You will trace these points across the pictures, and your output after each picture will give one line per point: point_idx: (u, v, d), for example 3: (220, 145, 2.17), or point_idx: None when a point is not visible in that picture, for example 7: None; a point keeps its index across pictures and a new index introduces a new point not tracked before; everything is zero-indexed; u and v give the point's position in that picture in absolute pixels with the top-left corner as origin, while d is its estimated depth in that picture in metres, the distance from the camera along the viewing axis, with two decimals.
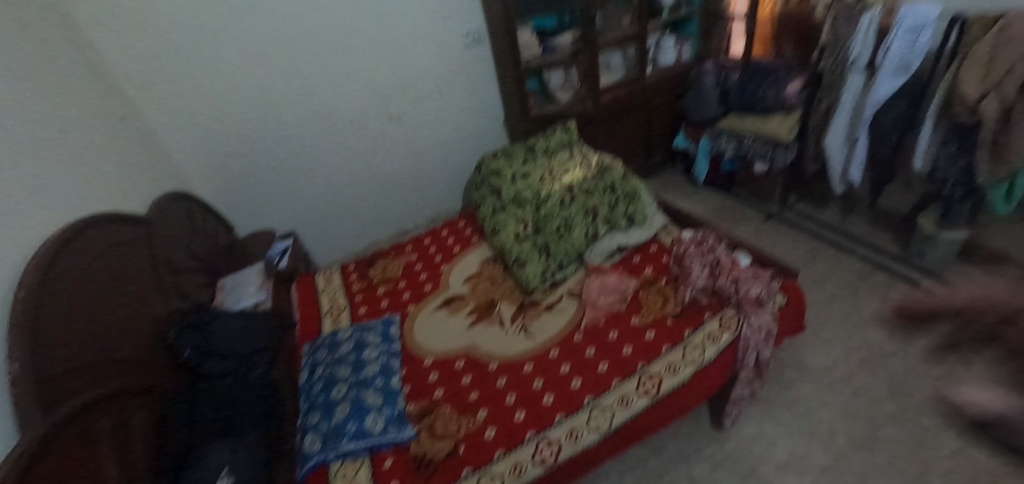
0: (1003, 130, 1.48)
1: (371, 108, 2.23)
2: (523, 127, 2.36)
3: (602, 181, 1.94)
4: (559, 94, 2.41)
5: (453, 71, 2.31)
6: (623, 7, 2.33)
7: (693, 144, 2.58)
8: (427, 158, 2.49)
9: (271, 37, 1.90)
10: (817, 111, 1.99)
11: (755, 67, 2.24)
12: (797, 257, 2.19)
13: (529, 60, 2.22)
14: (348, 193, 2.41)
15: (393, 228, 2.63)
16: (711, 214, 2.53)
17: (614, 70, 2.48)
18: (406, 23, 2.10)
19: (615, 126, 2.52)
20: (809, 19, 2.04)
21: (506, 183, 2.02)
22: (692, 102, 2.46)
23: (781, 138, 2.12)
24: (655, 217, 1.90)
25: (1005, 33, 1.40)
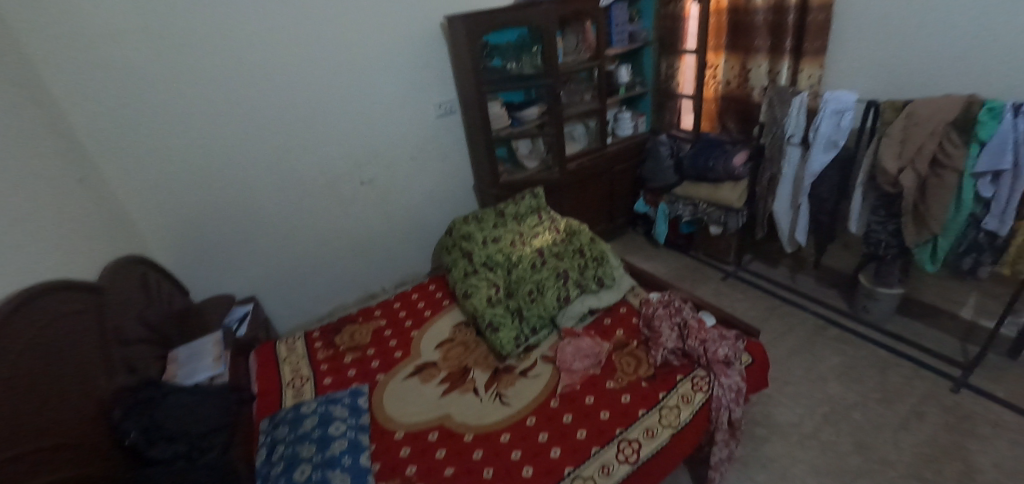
0: (923, 200, 1.67)
1: (344, 173, 2.26)
2: (493, 192, 2.44)
3: (571, 245, 2.01)
4: (527, 162, 2.53)
5: (426, 140, 2.40)
6: (584, 84, 2.54)
7: (653, 209, 2.74)
8: (398, 221, 2.51)
9: (248, 105, 1.93)
10: (762, 180, 2.18)
11: (704, 140, 2.45)
12: (756, 314, 2.29)
13: (499, 131, 2.34)
14: (315, 257, 2.37)
15: (361, 291, 2.59)
16: (673, 274, 2.64)
17: (577, 140, 2.64)
18: (381, 95, 2.20)
19: (580, 191, 2.65)
20: (749, 99, 2.30)
21: (478, 247, 2.06)
22: (650, 170, 2.65)
23: (731, 204, 2.31)
24: (623, 279, 1.96)
25: (913, 117, 1.62)
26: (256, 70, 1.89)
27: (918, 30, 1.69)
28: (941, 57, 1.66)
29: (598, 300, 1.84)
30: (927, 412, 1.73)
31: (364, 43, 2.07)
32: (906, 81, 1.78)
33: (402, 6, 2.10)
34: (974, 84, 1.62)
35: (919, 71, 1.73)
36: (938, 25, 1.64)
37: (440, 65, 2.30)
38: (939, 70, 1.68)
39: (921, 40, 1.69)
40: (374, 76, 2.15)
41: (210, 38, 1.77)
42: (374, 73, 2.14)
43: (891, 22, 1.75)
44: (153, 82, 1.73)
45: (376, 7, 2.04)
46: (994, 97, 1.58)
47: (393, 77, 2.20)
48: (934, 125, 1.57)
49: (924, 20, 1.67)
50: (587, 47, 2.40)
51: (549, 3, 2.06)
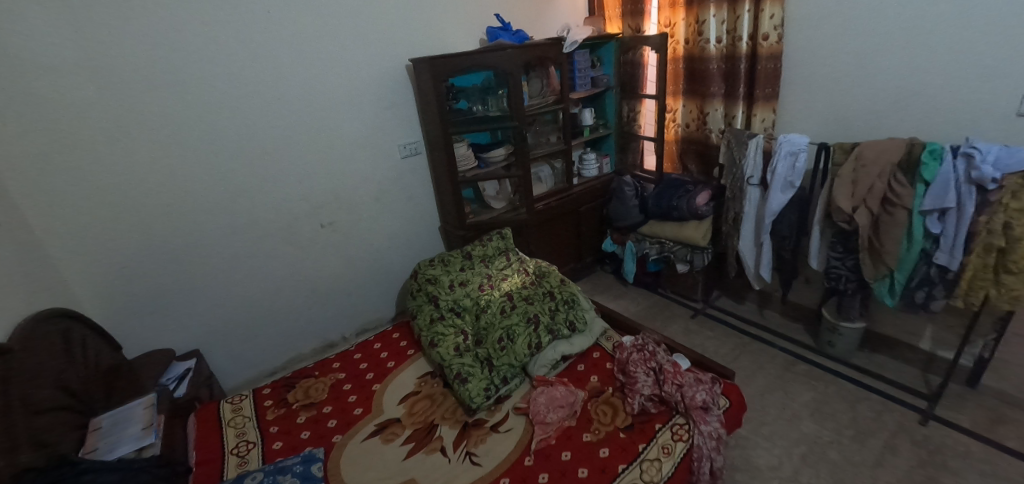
0: (877, 236, 1.72)
1: (303, 216, 2.15)
2: (459, 233, 2.38)
3: (541, 288, 1.96)
4: (493, 202, 2.50)
5: (390, 181, 2.34)
6: (549, 126, 2.58)
7: (620, 247, 2.74)
8: (358, 265, 2.38)
9: (200, 145, 1.82)
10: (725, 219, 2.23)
11: (667, 181, 2.51)
12: (727, 351, 2.26)
13: (465, 172, 2.30)
14: (267, 305, 2.20)
15: (318, 341, 2.41)
16: (643, 312, 2.61)
17: (544, 181, 2.65)
18: (345, 137, 2.15)
19: (548, 231, 2.62)
20: (707, 141, 2.38)
21: (444, 293, 1.99)
22: (617, 210, 2.67)
23: (697, 243, 2.34)
24: (595, 322, 1.89)
25: (861, 159, 1.70)
26: (210, 109, 1.80)
27: (859, 79, 1.81)
28: (882, 103, 1.77)
29: (570, 346, 1.75)
30: (900, 447, 1.72)
31: (326, 84, 2.03)
32: (853, 125, 1.88)
33: (367, 48, 2.08)
34: (914, 128, 1.72)
35: (863, 116, 1.83)
36: (877, 74, 1.75)
37: (406, 107, 2.28)
38: (882, 114, 1.78)
39: (863, 88, 1.80)
40: (336, 118, 2.10)
41: (161, 76, 1.68)
42: (337, 114, 2.10)
43: (834, 71, 1.87)
44: (94, 120, 1.61)
45: (340, 50, 2.02)
46: (932, 140, 1.69)
47: (357, 119, 2.15)
48: (882, 167, 1.65)
49: (864, 69, 1.78)
50: (553, 91, 2.45)
51: (514, 48, 2.09)
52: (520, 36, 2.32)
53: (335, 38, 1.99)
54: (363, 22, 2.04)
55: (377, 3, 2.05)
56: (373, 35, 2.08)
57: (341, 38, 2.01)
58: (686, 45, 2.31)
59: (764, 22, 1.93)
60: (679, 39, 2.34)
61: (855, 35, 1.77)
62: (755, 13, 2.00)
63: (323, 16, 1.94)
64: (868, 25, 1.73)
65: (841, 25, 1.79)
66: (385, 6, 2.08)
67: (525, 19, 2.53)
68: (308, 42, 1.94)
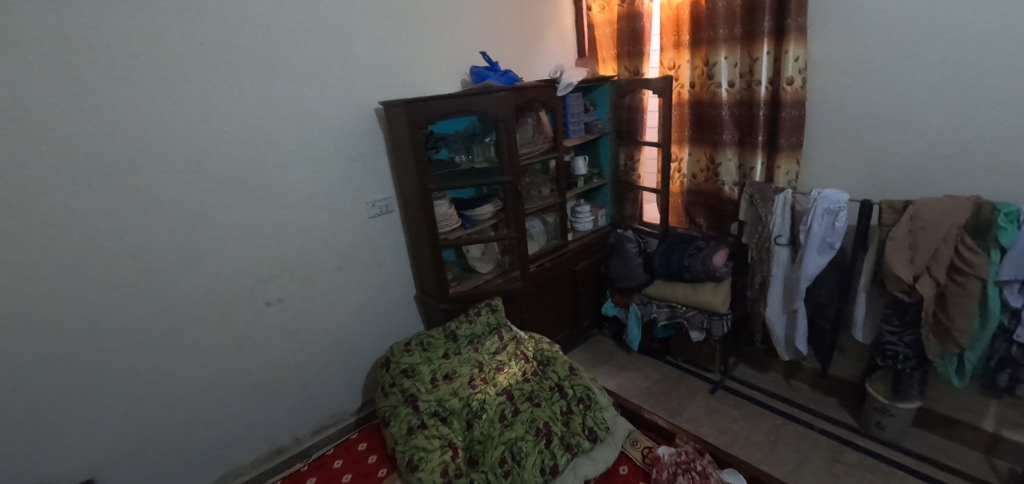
0: (943, 308, 1.46)
1: (243, 291, 1.70)
2: (440, 306, 1.98)
3: (547, 381, 1.59)
4: (479, 265, 2.14)
5: (356, 245, 1.94)
6: (541, 177, 2.28)
7: (623, 311, 2.41)
8: (314, 348, 1.92)
9: (97, 206, 1.36)
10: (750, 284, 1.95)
11: (674, 237, 2.24)
12: (762, 437, 1.89)
13: (447, 234, 1.93)
14: (191, 409, 1.68)
15: (258, 450, 1.87)
16: (656, 386, 2.23)
17: (536, 238, 2.32)
18: (300, 195, 1.76)
19: (540, 296, 2.27)
20: (718, 193, 2.14)
21: (425, 391, 1.59)
22: (617, 269, 2.37)
23: (715, 307, 2.04)
24: (617, 424, 1.51)
25: (918, 220, 1.46)
26: (116, 159, 1.36)
27: (896, 131, 1.63)
28: (929, 157, 1.57)
29: (594, 464, 1.36)
30: None
31: (280, 132, 1.66)
32: (890, 180, 1.68)
33: (331, 91, 1.75)
34: (968, 184, 1.52)
35: (904, 171, 1.64)
36: (920, 125, 1.57)
37: (376, 158, 1.93)
38: (927, 168, 1.59)
39: (901, 141, 1.62)
40: (291, 173, 1.72)
41: (46, 118, 1.24)
42: (292, 168, 1.71)
43: (869, 120, 1.68)
44: None
45: (298, 92, 1.67)
46: (991, 198, 1.49)
47: (316, 173, 1.78)
48: (945, 229, 1.41)
49: (903, 120, 1.60)
50: (545, 138, 2.17)
51: (506, 91, 1.79)
52: (509, 78, 2.04)
53: (292, 80, 1.65)
54: (328, 62, 1.72)
55: (346, 41, 1.75)
56: (342, 79, 1.77)
57: (302, 79, 1.67)
58: (692, 89, 2.10)
59: (788, 65, 1.72)
60: (684, 83, 2.12)
61: (892, 83, 1.60)
62: (774, 56, 1.80)
63: (280, 53, 1.61)
64: (908, 71, 1.55)
65: (873, 71, 1.63)
66: (356, 45, 1.77)
67: (513, 58, 2.28)
68: (259, 82, 1.58)
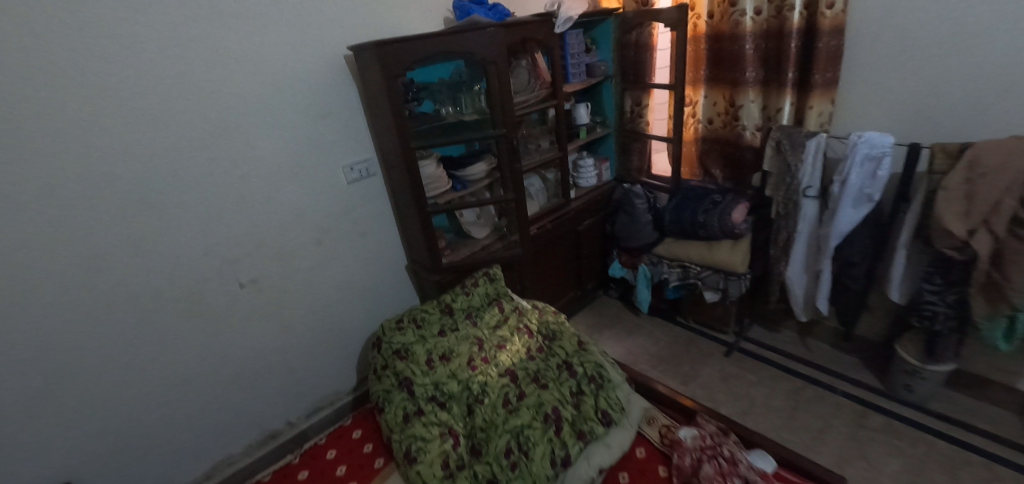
0: (998, 267, 1.29)
1: (212, 274, 1.52)
2: (433, 278, 1.80)
3: (554, 358, 1.44)
4: (474, 231, 1.95)
5: (336, 215, 1.74)
6: (538, 128, 2.04)
7: (630, 272, 2.25)
8: (299, 328, 1.77)
9: (14, 187, 1.13)
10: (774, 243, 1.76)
11: (686, 192, 2.05)
12: (781, 402, 1.78)
13: (435, 198, 1.72)
14: (169, 403, 1.54)
15: (249, 437, 1.77)
16: (666, 351, 2.11)
17: (536, 197, 2.12)
18: (266, 161, 1.53)
19: (541, 261, 2.10)
20: (737, 141, 1.92)
21: (420, 374, 1.45)
22: (624, 227, 2.19)
23: (733, 268, 1.87)
24: (632, 403, 1.38)
25: (978, 166, 1.26)
26: (29, 131, 1.12)
27: (955, 61, 1.40)
28: (990, 90, 1.36)
29: (608, 451, 1.23)
30: None
31: (236, 89, 1.41)
32: (939, 121, 1.48)
33: (292, 36, 1.48)
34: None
35: (957, 109, 1.43)
36: (984, 53, 1.34)
37: (351, 115, 1.68)
38: (986, 104, 1.38)
39: (957, 73, 1.40)
40: (253, 137, 1.48)
41: None
42: (254, 131, 1.47)
43: (921, 50, 1.45)
44: None
45: (251, 38, 1.39)
46: None
47: (283, 136, 1.54)
48: (1011, 176, 1.21)
49: (963, 47, 1.37)
50: (542, 83, 1.91)
51: (496, 27, 1.52)
52: (497, 12, 1.75)
53: (242, 23, 1.37)
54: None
55: None
56: (302, 20, 1.48)
57: (252, 22, 1.39)
58: (710, 20, 1.83)
59: None
60: (700, 13, 1.85)
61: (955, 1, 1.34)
62: None
63: None
64: None
65: None
66: None
67: None
68: (201, 27, 1.30)
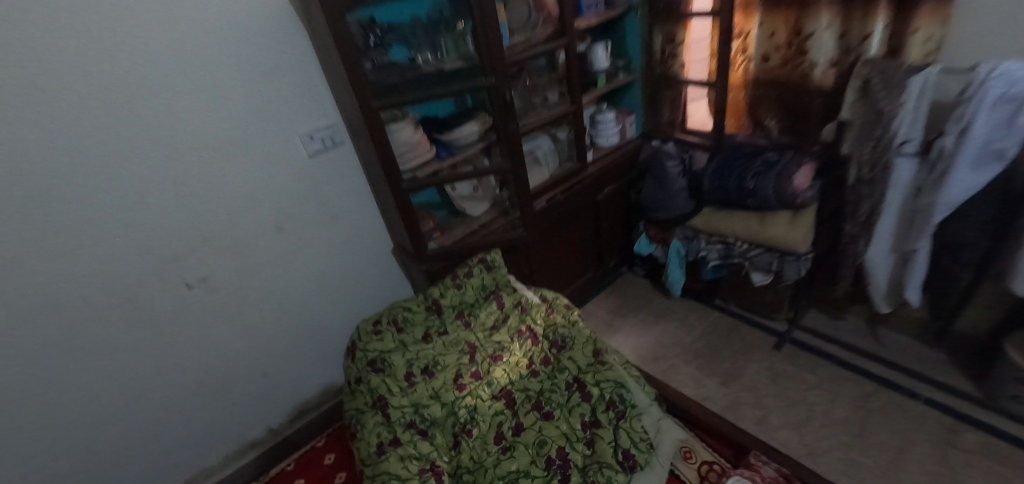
0: None
1: (149, 274, 1.26)
2: (421, 267, 1.50)
3: (562, 375, 1.15)
4: (469, 206, 1.63)
5: (298, 195, 1.44)
6: (545, 77, 1.66)
7: (660, 249, 1.90)
8: (270, 327, 1.54)
9: None
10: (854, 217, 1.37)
11: (731, 150, 1.66)
12: (847, 412, 1.45)
13: (415, 171, 1.38)
14: (122, 420, 1.35)
15: (224, 447, 1.57)
16: (702, 341, 1.79)
17: (546, 163, 1.76)
18: (199, 133, 1.21)
19: (552, 239, 1.77)
20: (803, 80, 1.48)
21: (399, 393, 1.19)
22: (652, 195, 1.81)
23: (791, 246, 1.50)
24: (663, 437, 1.07)
25: None
26: None
27: None
28: None
29: None
30: None
31: (140, 40, 1.06)
32: None
33: None
34: None
35: None
36: None
37: (305, 69, 1.33)
38: None
39: None
40: (177, 104, 1.16)
41: None
42: (173, 97, 1.15)
43: None
44: None
45: None
46: None
47: (216, 100, 1.21)
48: None
49: None
50: (547, 17, 1.50)
51: None
52: None
53: None
54: None
55: None
56: None
57: None
58: None
59: None
60: None
61: None
62: None
63: None
64: None
65: None
66: None
67: None
68: None
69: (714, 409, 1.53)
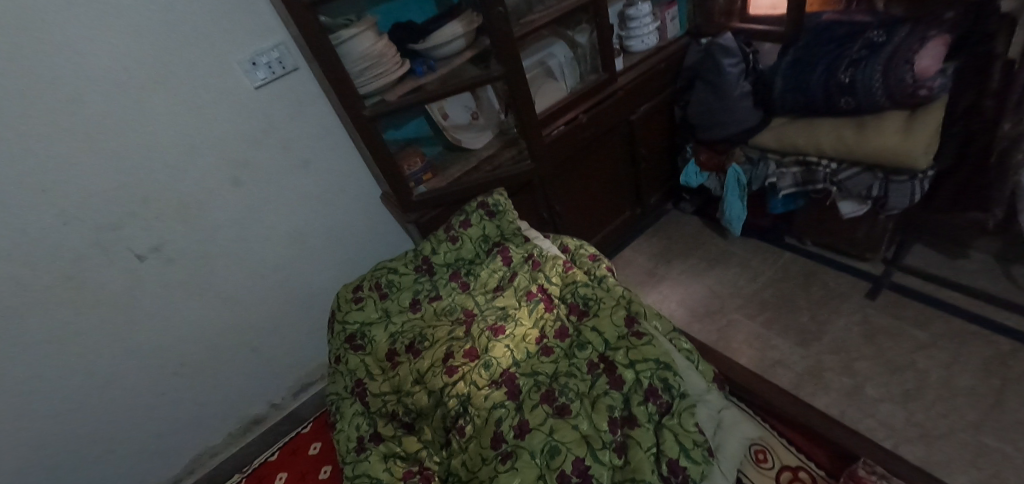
0: None
1: (87, 247, 1.06)
2: (412, 218, 1.23)
3: (583, 352, 0.86)
4: (468, 140, 1.31)
5: (256, 140, 1.18)
6: None
7: (714, 178, 1.52)
8: (251, 298, 1.34)
9: None
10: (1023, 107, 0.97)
11: (814, 36, 1.22)
12: (975, 381, 1.09)
13: (387, 93, 1.08)
14: (99, 409, 1.21)
15: (224, 427, 1.44)
16: (769, 290, 1.44)
17: (563, 77, 1.39)
18: (101, 67, 0.95)
19: (576, 174, 1.44)
20: None
21: (381, 377, 0.97)
22: (703, 108, 1.41)
23: (904, 160, 1.09)
24: (727, 438, 0.75)
25: None
26: None
27: None
28: None
29: None
30: None
31: None
32: None
33: None
34: None
35: None
36: None
37: None
38: None
39: None
40: (68, 28, 0.90)
41: None
42: (62, 20, 0.88)
43: None
44: None
45: None
46: None
47: (121, 21, 0.94)
48: None
49: None
50: None
51: None
52: None
53: None
54: None
55: None
56: None
57: None
58: None
59: None
60: None
61: None
62: None
63: None
64: None
65: None
66: None
67: None
68: None
69: (788, 377, 1.21)
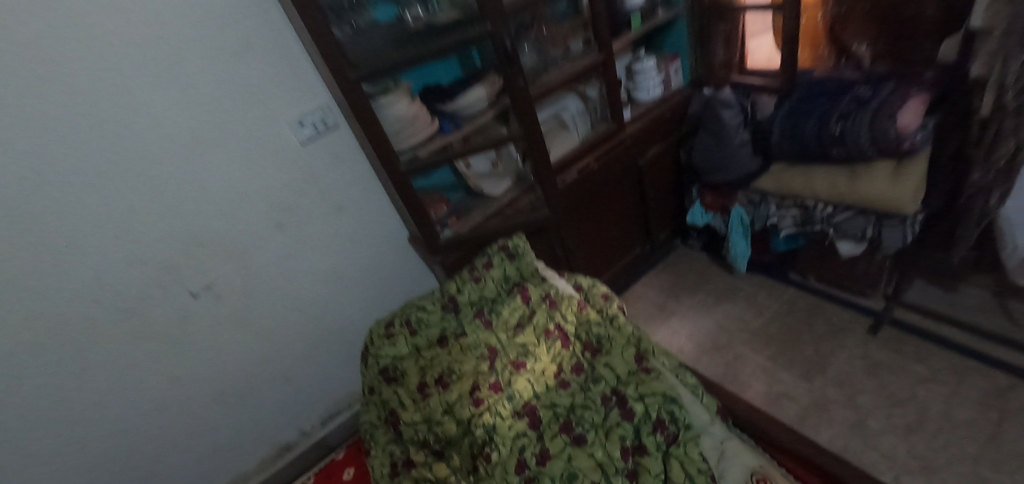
0: None
1: (151, 287, 1.18)
2: (437, 258, 1.34)
3: (597, 386, 0.94)
4: (488, 185, 1.43)
5: (300, 189, 1.31)
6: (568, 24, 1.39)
7: (718, 218, 1.62)
8: (289, 331, 1.46)
9: None
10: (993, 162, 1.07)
11: (806, 92, 1.33)
12: (974, 414, 1.14)
13: (418, 149, 1.21)
14: (150, 435, 1.31)
15: (259, 452, 1.54)
16: (773, 325, 1.51)
17: (575, 128, 1.51)
18: (176, 132, 1.10)
19: (588, 216, 1.55)
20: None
21: (412, 407, 1.06)
22: (706, 154, 1.52)
23: (892, 206, 1.18)
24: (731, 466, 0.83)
25: None
26: None
27: None
28: None
29: None
30: None
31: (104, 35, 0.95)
32: None
33: None
34: None
35: None
36: None
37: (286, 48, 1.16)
38: None
39: None
40: (154, 101, 1.05)
41: None
42: (148, 95, 1.03)
43: None
44: None
45: None
46: None
47: (196, 93, 1.09)
48: None
49: None
50: None
51: None
52: None
53: None
54: None
55: None
56: None
57: None
58: None
59: None
60: None
61: None
62: None
63: None
64: None
65: None
66: None
67: None
68: None
69: (793, 409, 1.27)
